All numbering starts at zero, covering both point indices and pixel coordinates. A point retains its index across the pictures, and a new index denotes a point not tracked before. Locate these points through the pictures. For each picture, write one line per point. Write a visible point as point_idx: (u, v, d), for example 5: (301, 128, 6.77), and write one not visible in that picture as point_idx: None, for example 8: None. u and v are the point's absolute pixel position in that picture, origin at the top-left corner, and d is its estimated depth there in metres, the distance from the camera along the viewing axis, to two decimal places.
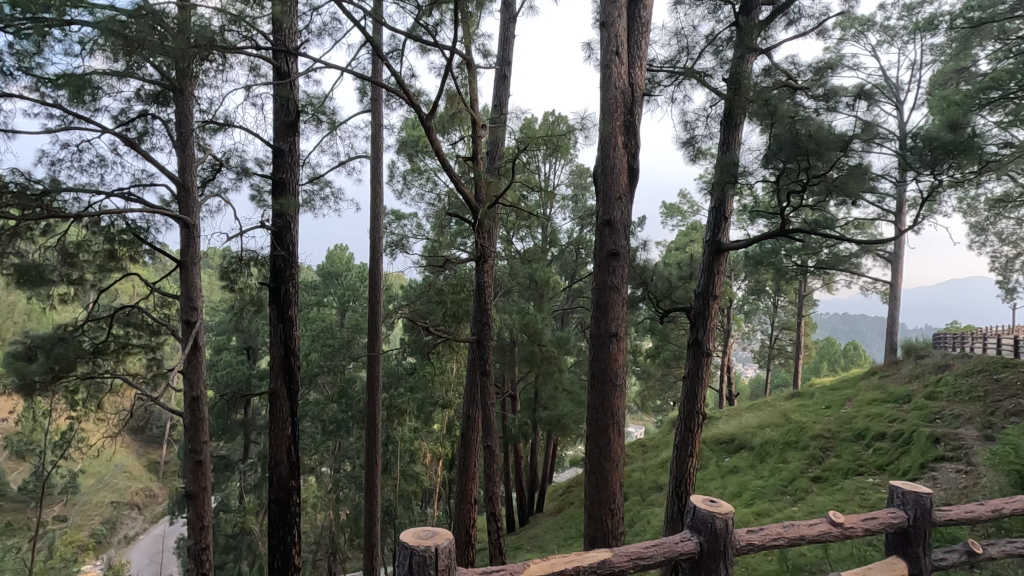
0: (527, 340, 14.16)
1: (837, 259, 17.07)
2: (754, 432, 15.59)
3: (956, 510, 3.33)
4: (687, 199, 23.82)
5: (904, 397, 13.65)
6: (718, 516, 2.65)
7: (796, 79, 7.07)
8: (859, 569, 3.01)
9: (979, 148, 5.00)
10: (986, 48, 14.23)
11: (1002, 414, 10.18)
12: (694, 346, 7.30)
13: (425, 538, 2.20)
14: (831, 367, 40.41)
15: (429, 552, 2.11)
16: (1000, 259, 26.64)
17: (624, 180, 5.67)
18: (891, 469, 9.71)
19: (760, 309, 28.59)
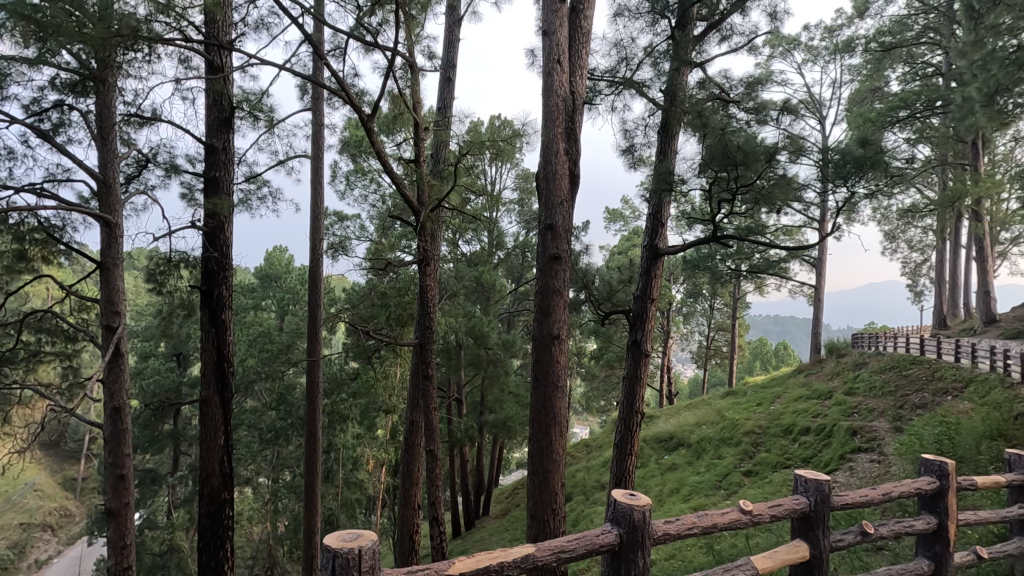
0: (473, 343, 14.12)
1: (768, 263, 18.03)
2: (692, 429, 16.23)
3: (857, 493, 3.37)
4: (629, 205, 24.45)
5: (826, 393, 14.61)
6: (636, 509, 2.70)
7: (728, 93, 7.44)
8: (765, 556, 3.06)
9: (886, 163, 5.47)
10: (896, 70, 15.56)
11: (910, 406, 11.06)
12: (633, 347, 7.52)
13: (350, 540, 2.16)
14: (763, 367, 42.64)
15: (352, 554, 2.08)
16: (909, 264, 29.09)
17: (566, 185, 5.78)
18: (813, 460, 10.36)
19: (697, 311, 29.82)
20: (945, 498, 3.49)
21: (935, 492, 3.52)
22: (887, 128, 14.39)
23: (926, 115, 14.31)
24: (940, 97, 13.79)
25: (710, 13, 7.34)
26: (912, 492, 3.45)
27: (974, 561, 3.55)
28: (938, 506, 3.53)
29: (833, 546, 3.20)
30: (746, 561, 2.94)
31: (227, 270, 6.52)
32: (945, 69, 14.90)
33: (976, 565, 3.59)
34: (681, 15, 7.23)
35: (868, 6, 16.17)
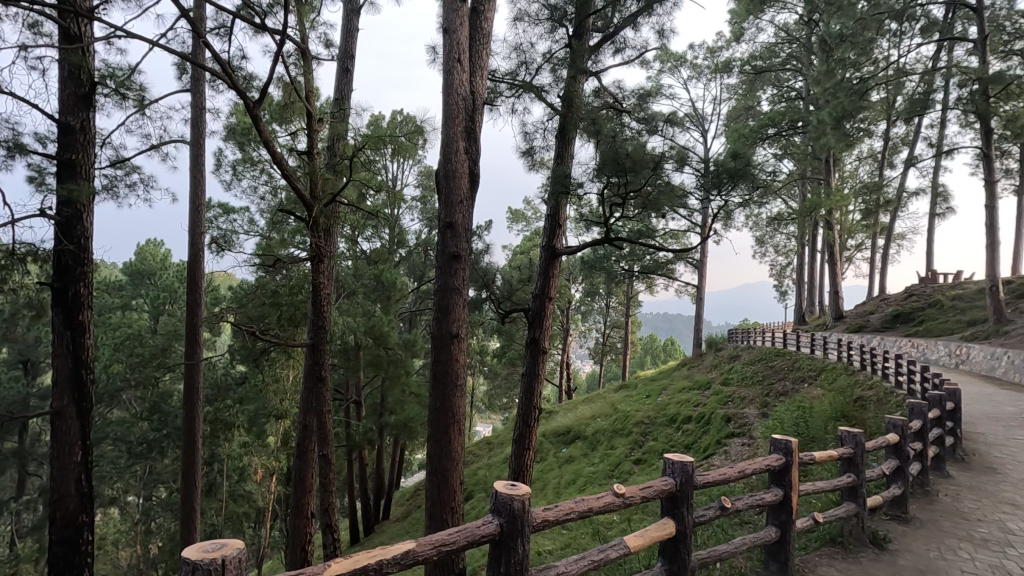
0: (372, 343, 13.71)
1: (657, 264, 19.28)
2: (588, 422, 16.97)
3: (716, 470, 3.26)
4: (531, 206, 25.00)
5: (706, 384, 15.96)
6: (517, 498, 2.46)
7: (621, 102, 7.85)
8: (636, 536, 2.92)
9: (753, 176, 6.08)
10: (765, 91, 17.30)
11: (775, 394, 12.36)
12: (532, 344, 7.70)
13: (213, 550, 2.00)
14: (654, 361, 45.67)
15: (213, 565, 1.92)
16: (776, 266, 32.58)
17: (466, 184, 5.79)
18: (694, 446, 11.23)
19: (594, 310, 31.24)
20: (790, 473, 3.47)
21: (782, 467, 3.48)
22: (758, 143, 15.96)
23: (789, 133, 16.06)
24: (801, 118, 15.57)
25: (605, 26, 7.70)
26: (760, 468, 3.39)
27: (811, 527, 3.67)
28: (784, 479, 3.49)
29: (696, 521, 3.09)
30: (619, 540, 2.75)
31: (85, 265, 5.80)
32: (804, 94, 16.78)
33: (812, 529, 3.73)
34: (578, 25, 7.53)
35: (743, 32, 17.87)
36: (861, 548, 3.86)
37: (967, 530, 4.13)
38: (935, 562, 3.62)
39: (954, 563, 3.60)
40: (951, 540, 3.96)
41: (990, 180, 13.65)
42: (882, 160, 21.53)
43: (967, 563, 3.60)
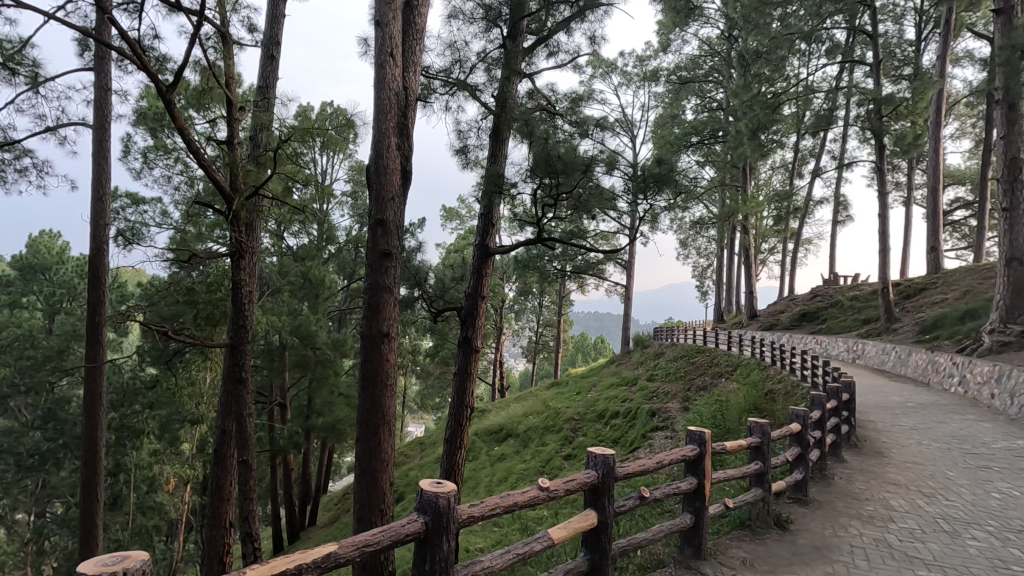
0: (299, 343, 13.18)
1: (588, 264, 19.80)
2: (520, 420, 17.17)
3: (635, 462, 3.34)
4: (465, 204, 24.93)
5: (632, 380, 16.58)
6: (442, 496, 2.42)
7: (554, 105, 7.99)
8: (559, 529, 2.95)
9: (677, 181, 6.38)
10: (690, 101, 18.18)
11: (696, 388, 13.03)
12: (464, 344, 7.69)
13: (112, 565, 1.83)
14: (584, 359, 46.89)
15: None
16: (698, 268, 34.36)
17: (398, 181, 5.69)
18: (621, 440, 11.63)
19: (527, 309, 31.65)
20: (703, 462, 3.64)
21: (696, 457, 3.64)
22: (682, 150, 16.76)
23: (711, 142, 16.98)
24: (721, 128, 16.49)
25: (538, 29, 7.81)
26: (676, 458, 3.52)
27: (723, 512, 3.87)
28: (698, 468, 3.65)
29: (617, 511, 3.17)
30: (542, 532, 2.78)
31: None
32: (725, 105, 17.79)
33: (724, 515, 3.93)
34: (512, 27, 7.59)
35: (669, 43, 18.68)
36: (766, 530, 4.15)
37: (856, 508, 4.56)
38: (829, 539, 3.96)
39: (845, 539, 3.96)
40: (844, 519, 4.35)
41: (883, 192, 15.05)
42: (792, 171, 23.22)
43: (856, 538, 3.97)
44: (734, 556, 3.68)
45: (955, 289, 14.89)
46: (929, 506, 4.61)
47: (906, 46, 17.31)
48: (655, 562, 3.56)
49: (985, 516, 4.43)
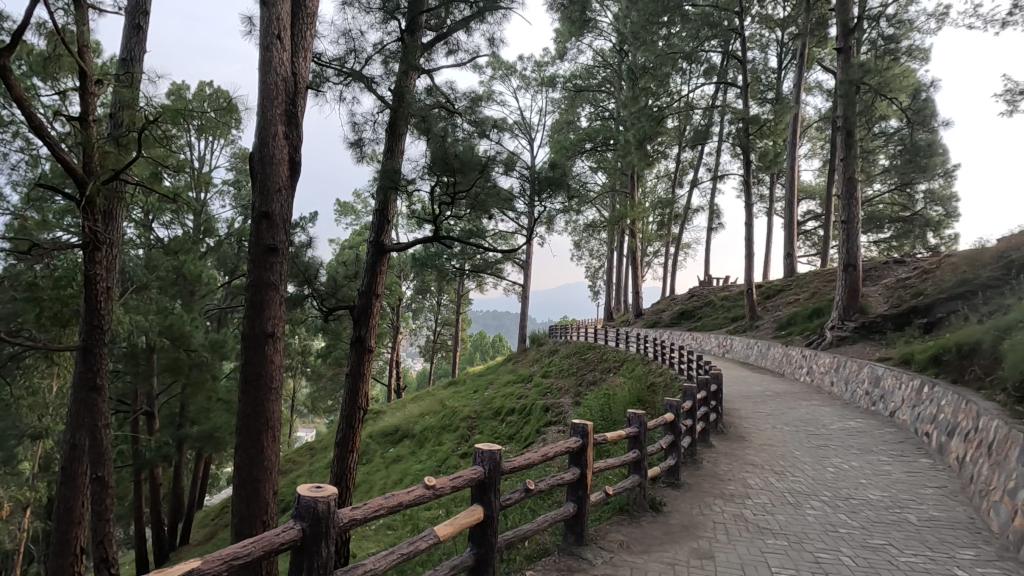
0: (170, 345, 11.98)
1: (486, 264, 20.01)
2: (416, 420, 16.94)
3: (522, 455, 3.40)
4: (360, 199, 24.10)
5: (527, 377, 17.02)
6: (322, 500, 2.31)
7: (453, 104, 7.97)
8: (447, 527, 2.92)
9: (569, 185, 6.64)
10: (584, 109, 18.99)
11: (586, 384, 13.66)
12: (357, 344, 7.42)
13: None
14: (482, 358, 47.32)
15: None
16: (590, 268, 36.03)
17: (286, 172, 5.37)
18: (516, 436, 11.90)
19: (426, 308, 31.31)
20: (585, 453, 3.80)
21: (579, 448, 3.79)
22: (577, 155, 17.48)
23: (603, 149, 17.86)
24: (612, 137, 17.42)
25: (438, 25, 7.76)
26: (561, 450, 3.63)
27: (603, 500, 4.06)
28: (581, 459, 3.80)
29: (503, 505, 3.21)
30: (428, 531, 2.73)
31: None
32: (615, 115, 18.80)
33: (604, 502, 4.11)
34: (410, 21, 7.46)
35: (565, 51, 19.38)
36: (642, 513, 4.46)
37: (719, 488, 5.04)
38: (696, 518, 4.35)
39: (709, 517, 4.37)
40: (710, 498, 4.80)
41: (749, 203, 16.75)
42: (674, 180, 25.12)
43: (719, 515, 4.40)
44: (613, 540, 3.92)
45: (805, 290, 16.97)
46: (778, 482, 5.23)
47: (769, 73, 19.39)
48: (541, 551, 3.70)
49: (821, 487, 5.11)
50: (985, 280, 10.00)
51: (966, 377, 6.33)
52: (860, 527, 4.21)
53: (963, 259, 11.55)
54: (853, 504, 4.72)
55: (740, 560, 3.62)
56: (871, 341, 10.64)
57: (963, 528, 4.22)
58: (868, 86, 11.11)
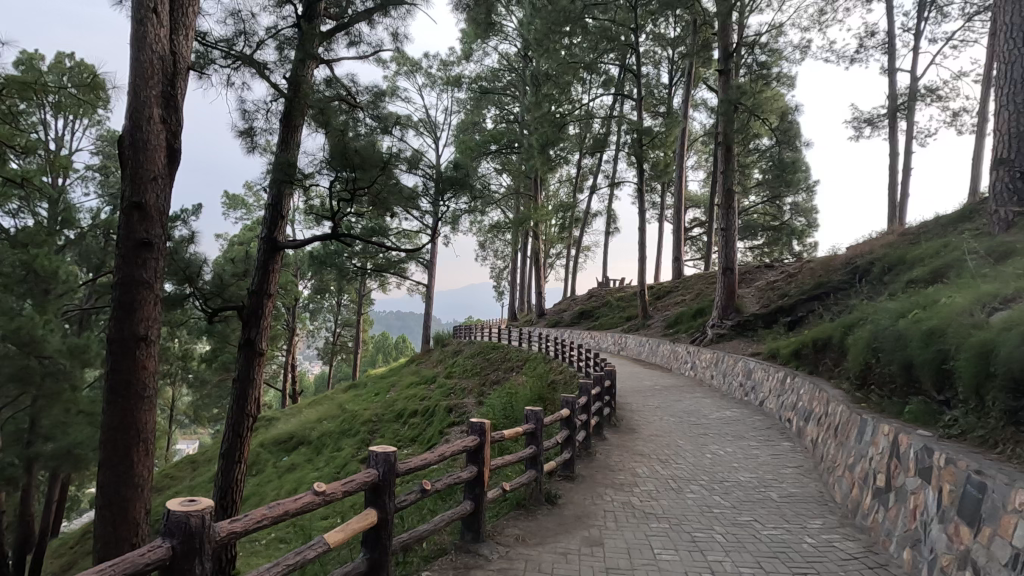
0: (17, 352, 10.44)
1: (389, 263, 19.56)
2: (312, 427, 16.17)
3: (418, 455, 3.35)
4: (252, 192, 22.56)
5: (431, 378, 16.87)
6: (196, 514, 2.14)
7: (355, 97, 7.71)
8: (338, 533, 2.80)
9: (473, 185, 6.68)
10: (489, 110, 19.19)
11: (489, 383, 13.80)
12: (246, 347, 6.93)
13: None
14: (384, 359, 46.15)
15: None
16: (495, 269, 36.45)
17: (163, 159, 4.90)
18: (419, 438, 11.75)
19: (324, 308, 29.97)
20: (483, 451, 3.82)
21: (476, 446, 3.80)
22: (482, 156, 17.61)
23: (508, 151, 18.15)
24: (516, 140, 17.77)
25: (338, 14, 7.46)
26: (458, 449, 3.63)
27: (500, 496, 4.09)
28: (478, 456, 3.81)
29: (398, 506, 3.15)
30: (318, 538, 2.60)
31: None
32: (520, 119, 19.17)
33: (501, 498, 4.14)
34: (308, 7, 7.10)
35: (471, 52, 19.47)
36: (538, 506, 4.59)
37: (610, 479, 5.32)
38: (588, 508, 4.56)
39: (600, 506, 4.60)
40: (602, 488, 5.06)
41: (643, 209, 17.80)
42: (575, 185, 26.13)
43: (609, 504, 4.65)
44: (509, 534, 4.00)
45: (691, 291, 18.36)
46: (663, 469, 5.63)
47: (661, 88, 20.73)
48: (437, 551, 3.68)
49: (700, 472, 5.57)
50: (837, 283, 11.40)
51: (820, 368, 7.18)
52: (731, 506, 4.64)
53: (820, 264, 13.08)
54: (726, 486, 5.19)
55: (627, 545, 3.84)
56: (745, 337, 11.75)
57: (813, 501, 4.79)
58: (744, 106, 12.26)
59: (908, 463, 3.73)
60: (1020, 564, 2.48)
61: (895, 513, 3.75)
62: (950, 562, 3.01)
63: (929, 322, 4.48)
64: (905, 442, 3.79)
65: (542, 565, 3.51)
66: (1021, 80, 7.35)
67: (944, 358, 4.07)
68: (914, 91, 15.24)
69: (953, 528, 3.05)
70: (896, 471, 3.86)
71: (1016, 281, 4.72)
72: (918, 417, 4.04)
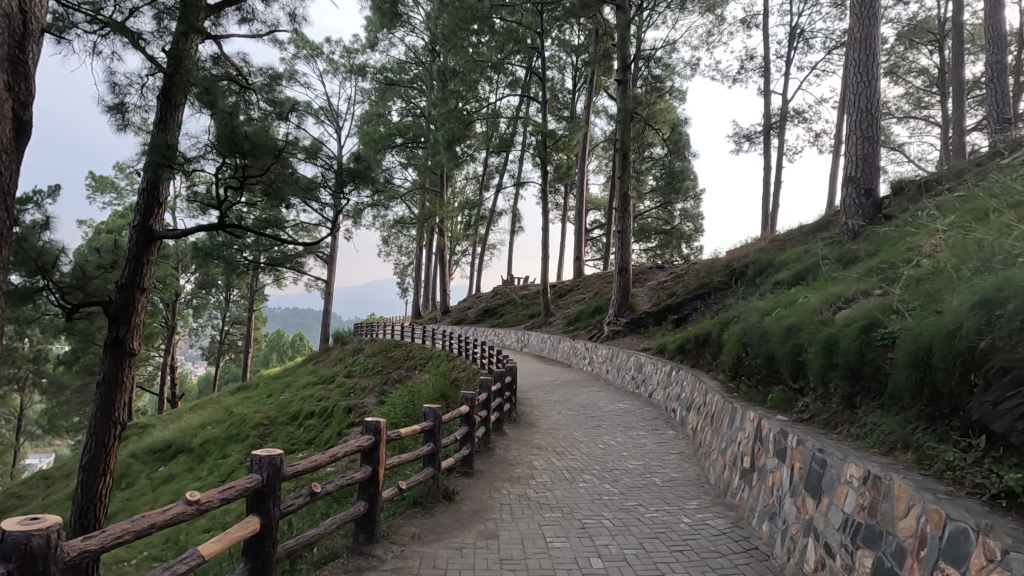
0: None
1: (285, 257, 18.49)
2: (194, 433, 14.91)
3: (308, 457, 3.20)
4: (124, 174, 20.27)
5: (329, 378, 16.22)
6: (39, 534, 1.90)
7: (246, 78, 7.19)
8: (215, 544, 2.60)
9: (375, 178, 6.50)
10: (395, 102, 18.71)
11: (391, 382, 13.53)
12: (113, 348, 6.23)
13: None
14: (279, 359, 43.57)
15: None
16: (400, 265, 35.70)
17: (9, 132, 4.26)
18: (315, 440, 11.25)
19: (211, 305, 27.72)
20: (378, 450, 3.73)
21: (371, 446, 3.70)
22: (386, 149, 17.17)
23: (414, 145, 17.83)
24: (422, 135, 17.50)
25: None
26: (351, 449, 3.51)
27: (396, 495, 4.01)
28: (373, 456, 3.72)
29: (284, 511, 2.99)
30: (190, 551, 2.39)
31: None
32: (426, 113, 18.90)
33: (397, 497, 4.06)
34: None
35: (377, 42, 18.89)
36: (435, 503, 4.57)
37: (508, 472, 5.43)
38: (485, 502, 4.62)
39: (497, 500, 4.68)
40: (499, 482, 5.15)
41: (546, 208, 18.29)
42: (481, 183, 26.26)
43: (505, 497, 4.74)
44: (405, 533, 3.95)
45: (590, 290, 19.17)
46: (559, 461, 5.84)
47: (565, 93, 21.42)
48: (327, 556, 3.54)
49: (592, 462, 5.85)
50: (718, 283, 12.45)
51: (701, 362, 7.80)
52: (619, 493, 4.93)
53: (704, 266, 14.20)
54: (615, 473, 5.50)
55: (521, 536, 3.95)
56: (637, 333, 12.48)
57: (691, 484, 5.21)
58: (640, 116, 13.00)
59: (768, 444, 4.17)
60: (851, 526, 2.87)
61: (757, 489, 4.19)
62: (798, 530, 3.42)
63: (788, 319, 5.04)
64: (767, 427, 4.23)
65: (437, 561, 3.51)
66: (865, 109, 8.47)
67: (799, 351, 4.58)
68: (784, 112, 17.01)
69: (801, 499, 3.46)
70: (759, 452, 4.30)
71: (857, 284, 5.42)
72: (778, 404, 4.52)
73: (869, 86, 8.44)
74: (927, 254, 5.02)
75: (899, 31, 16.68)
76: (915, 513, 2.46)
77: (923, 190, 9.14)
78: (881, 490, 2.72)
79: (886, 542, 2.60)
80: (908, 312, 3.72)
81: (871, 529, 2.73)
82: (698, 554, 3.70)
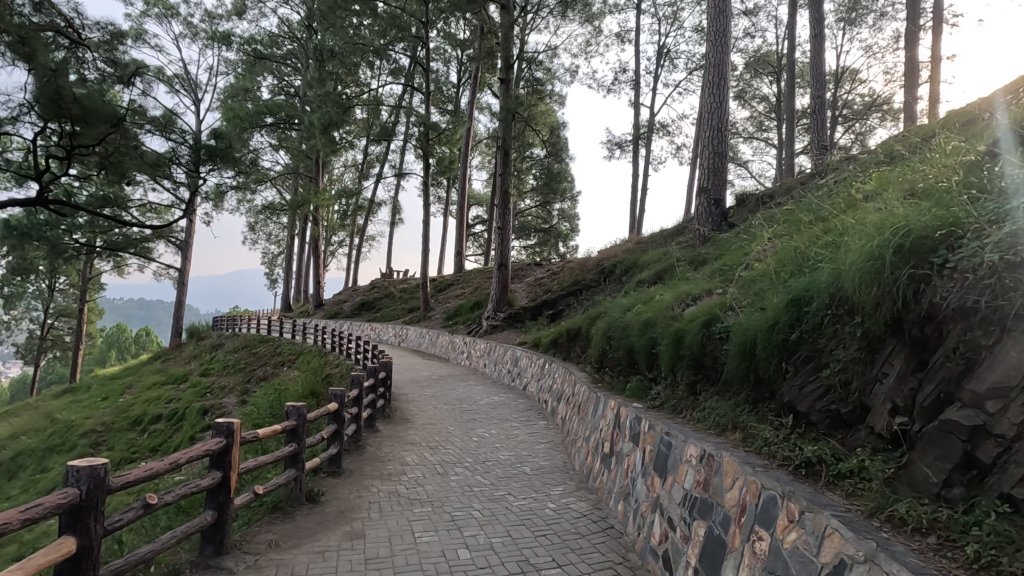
0: None
1: (129, 241, 16.34)
2: (3, 444, 12.63)
3: (142, 465, 2.84)
4: None
5: (182, 376, 14.68)
6: None
7: (78, 31, 6.19)
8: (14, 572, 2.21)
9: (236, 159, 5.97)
10: (264, 78, 17.34)
11: (255, 380, 12.56)
12: None
13: None
14: (120, 356, 38.37)
15: None
16: (268, 254, 33.18)
17: None
18: (162, 446, 10.10)
19: (29, 294, 23.65)
20: (230, 453, 3.43)
21: (222, 449, 3.40)
22: (254, 128, 15.86)
23: (285, 126, 16.66)
24: (296, 116, 16.41)
25: None
26: (198, 454, 3.18)
27: (252, 500, 3.70)
28: (224, 460, 3.41)
29: (108, 528, 2.63)
30: None
31: None
32: (299, 93, 17.76)
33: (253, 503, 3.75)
34: None
35: (245, 10, 17.35)
36: (297, 507, 4.32)
37: (379, 470, 5.30)
38: (352, 501, 4.47)
39: (366, 498, 4.55)
40: (369, 480, 5.00)
41: (427, 201, 18.08)
42: (361, 171, 25.28)
43: (374, 495, 4.63)
44: (260, 541, 3.68)
45: (469, 285, 19.31)
46: (432, 455, 5.81)
47: (450, 87, 21.32)
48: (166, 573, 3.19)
49: (465, 455, 5.91)
50: (589, 281, 13.18)
51: (571, 356, 8.21)
52: (490, 483, 5.04)
53: (578, 265, 14.96)
54: (488, 465, 5.60)
55: (388, 533, 3.88)
56: (514, 328, 12.82)
57: (558, 471, 5.47)
58: (521, 116, 13.32)
59: (625, 431, 4.50)
60: (689, 500, 3.20)
61: (614, 473, 4.50)
62: (647, 507, 3.75)
63: (646, 315, 5.48)
64: (625, 414, 4.56)
65: (296, 568, 3.33)
66: (717, 127, 9.46)
67: (654, 344, 5.01)
68: (651, 124, 18.47)
69: (651, 479, 3.79)
70: (618, 438, 4.62)
71: (703, 284, 6.05)
72: (634, 392, 4.91)
73: (720, 107, 9.42)
74: (757, 258, 5.74)
75: (748, 61, 18.87)
76: (738, 485, 2.80)
77: (761, 203, 10.44)
78: (713, 467, 3.07)
79: (716, 513, 2.93)
80: (740, 308, 4.23)
81: (704, 501, 3.07)
82: (560, 538, 3.90)
